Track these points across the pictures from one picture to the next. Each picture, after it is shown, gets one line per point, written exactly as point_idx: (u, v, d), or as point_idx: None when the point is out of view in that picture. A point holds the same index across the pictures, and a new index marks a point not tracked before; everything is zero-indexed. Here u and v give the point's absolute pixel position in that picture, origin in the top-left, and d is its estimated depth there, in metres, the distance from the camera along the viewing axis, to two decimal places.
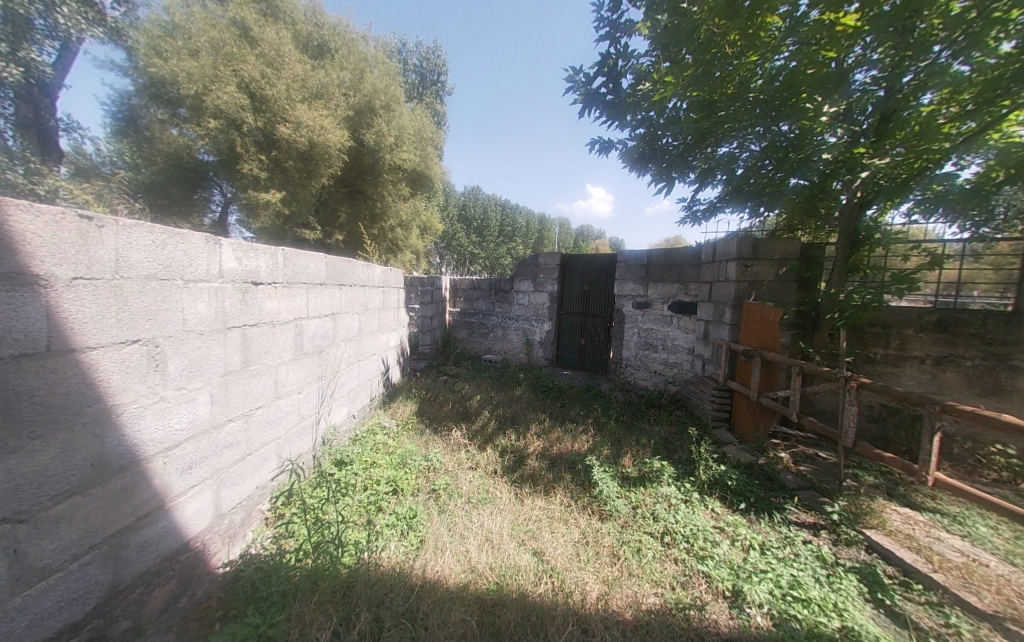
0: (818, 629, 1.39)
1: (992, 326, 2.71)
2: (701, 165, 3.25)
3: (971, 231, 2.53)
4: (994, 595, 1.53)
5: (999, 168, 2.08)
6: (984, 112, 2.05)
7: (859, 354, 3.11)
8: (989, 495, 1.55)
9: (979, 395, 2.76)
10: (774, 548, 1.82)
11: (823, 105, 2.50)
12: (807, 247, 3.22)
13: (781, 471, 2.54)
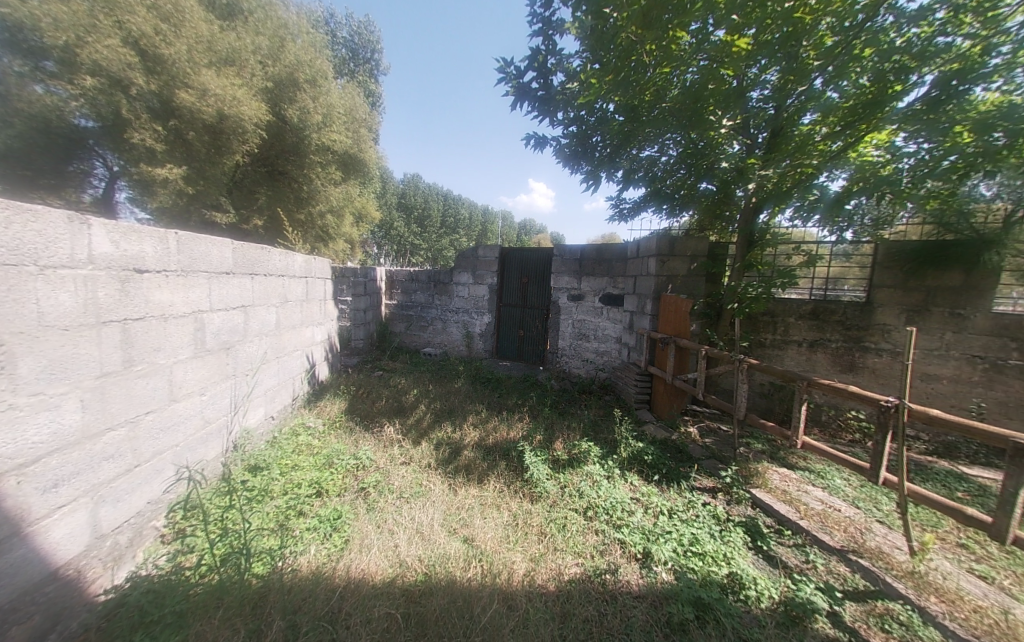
0: (710, 577, 1.59)
1: (851, 314, 3.30)
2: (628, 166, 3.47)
3: (837, 235, 3.04)
4: (841, 532, 1.88)
5: (855, 181, 2.48)
6: (848, 132, 2.45)
7: (754, 339, 3.58)
8: (839, 452, 1.90)
9: (840, 370, 3.36)
10: (680, 511, 2.06)
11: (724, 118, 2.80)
12: (714, 246, 3.62)
13: (689, 444, 2.86)
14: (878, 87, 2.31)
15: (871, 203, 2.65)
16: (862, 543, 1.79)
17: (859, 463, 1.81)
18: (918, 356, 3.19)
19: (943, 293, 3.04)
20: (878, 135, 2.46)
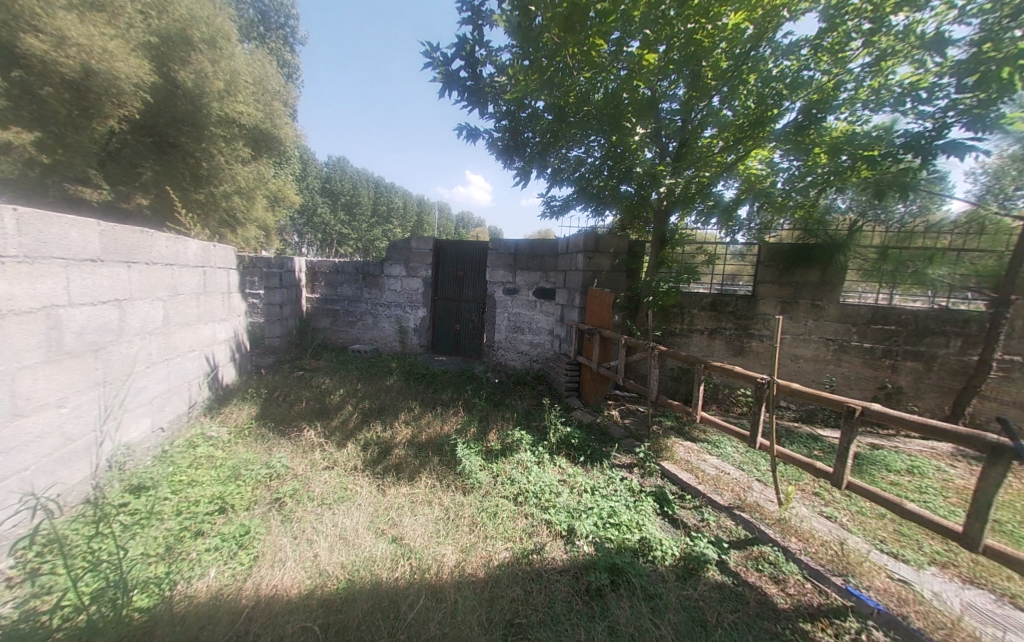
0: (625, 543, 1.76)
1: (742, 305, 3.83)
2: (556, 164, 3.57)
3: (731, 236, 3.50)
4: (729, 493, 2.20)
5: (744, 189, 2.95)
6: (740, 147, 2.81)
7: (667, 329, 3.98)
8: (726, 423, 2.23)
9: (734, 355, 3.89)
10: (601, 488, 2.23)
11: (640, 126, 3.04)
12: (634, 244, 3.93)
13: (611, 427, 3.09)
14: (761, 108, 2.68)
15: (759, 208, 3.02)
16: (745, 500, 2.11)
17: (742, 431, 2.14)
18: (790, 341, 3.81)
19: (807, 288, 3.66)
20: (762, 151, 2.82)
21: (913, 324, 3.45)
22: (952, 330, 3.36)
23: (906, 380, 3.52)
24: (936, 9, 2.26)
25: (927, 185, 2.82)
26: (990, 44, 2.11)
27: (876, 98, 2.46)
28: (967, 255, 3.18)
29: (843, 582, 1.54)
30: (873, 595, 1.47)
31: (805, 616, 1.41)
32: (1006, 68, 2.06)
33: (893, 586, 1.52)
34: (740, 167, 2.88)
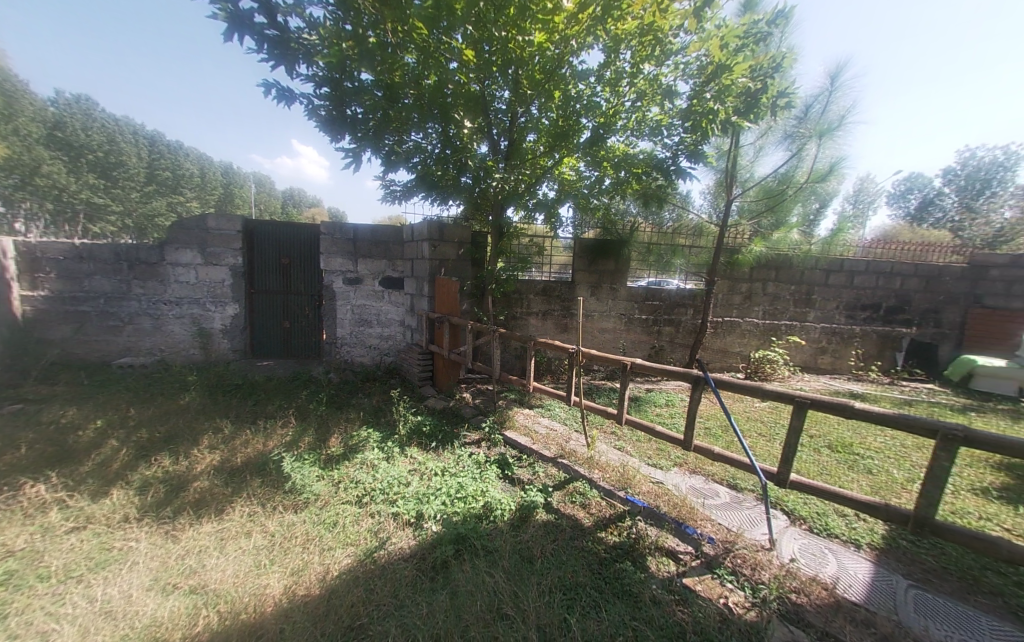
0: (470, 512, 1.89)
1: (565, 290, 4.53)
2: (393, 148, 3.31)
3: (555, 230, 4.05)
4: (555, 446, 2.62)
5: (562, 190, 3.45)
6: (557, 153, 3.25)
7: (509, 313, 4.37)
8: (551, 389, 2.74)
9: (561, 332, 4.60)
10: (450, 468, 2.33)
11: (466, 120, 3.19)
12: (476, 234, 4.12)
13: (461, 408, 3.25)
14: (566, 119, 3.15)
15: (575, 205, 3.64)
16: (566, 449, 2.56)
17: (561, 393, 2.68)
18: (597, 317, 4.68)
19: (607, 275, 4.60)
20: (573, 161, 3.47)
21: (668, 300, 4.79)
22: (688, 303, 4.82)
23: (666, 341, 4.86)
24: (671, 68, 3.00)
25: (677, 200, 4.26)
26: (696, 101, 2.97)
27: (638, 128, 3.29)
28: (694, 250, 4.59)
29: (625, 494, 2.06)
30: (641, 497, 2.02)
31: (602, 526, 1.82)
32: (704, 118, 2.89)
33: (653, 487, 2.12)
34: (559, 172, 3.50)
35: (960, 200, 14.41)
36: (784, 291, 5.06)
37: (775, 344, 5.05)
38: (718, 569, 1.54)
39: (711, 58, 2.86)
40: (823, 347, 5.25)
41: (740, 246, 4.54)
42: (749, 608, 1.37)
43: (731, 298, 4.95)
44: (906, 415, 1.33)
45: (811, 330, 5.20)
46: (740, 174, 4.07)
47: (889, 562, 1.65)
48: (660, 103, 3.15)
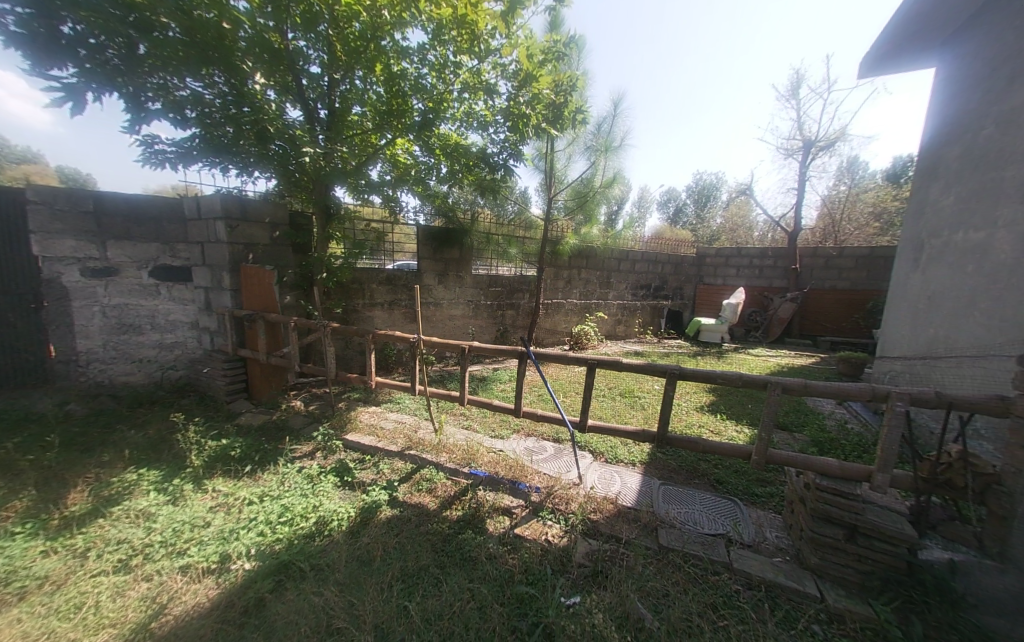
0: (297, 534, 1.66)
1: (411, 278, 4.39)
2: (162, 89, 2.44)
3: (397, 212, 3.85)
4: (402, 438, 2.56)
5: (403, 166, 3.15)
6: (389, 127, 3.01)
7: (347, 305, 3.94)
8: (392, 381, 2.75)
9: (407, 322, 4.45)
10: (272, 490, 1.98)
11: (258, 71, 2.61)
12: (295, 214, 3.49)
13: (289, 418, 2.81)
14: (395, 97, 2.97)
15: (412, 191, 3.52)
16: (413, 439, 2.53)
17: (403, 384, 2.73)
18: (445, 305, 4.71)
19: (452, 263, 4.67)
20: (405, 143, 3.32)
21: (507, 286, 5.22)
22: (524, 288, 5.38)
23: (509, 323, 5.32)
24: (492, 66, 3.18)
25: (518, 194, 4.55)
26: (513, 104, 3.29)
27: (467, 120, 3.39)
28: (526, 240, 5.12)
29: (468, 470, 2.19)
30: (483, 469, 2.19)
31: (446, 505, 1.89)
32: (520, 120, 3.28)
33: (495, 457, 2.30)
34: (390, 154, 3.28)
35: (695, 209, 20.54)
36: (593, 275, 6.21)
37: (590, 320, 6.17)
38: (542, 513, 1.83)
39: (521, 65, 3.16)
40: (621, 319, 6.72)
41: (559, 238, 5.30)
42: (561, 535, 1.69)
43: (556, 282, 5.75)
44: (643, 364, 1.98)
45: (612, 306, 6.58)
46: (557, 175, 4.70)
47: (652, 470, 2.27)
48: (485, 98, 3.31)
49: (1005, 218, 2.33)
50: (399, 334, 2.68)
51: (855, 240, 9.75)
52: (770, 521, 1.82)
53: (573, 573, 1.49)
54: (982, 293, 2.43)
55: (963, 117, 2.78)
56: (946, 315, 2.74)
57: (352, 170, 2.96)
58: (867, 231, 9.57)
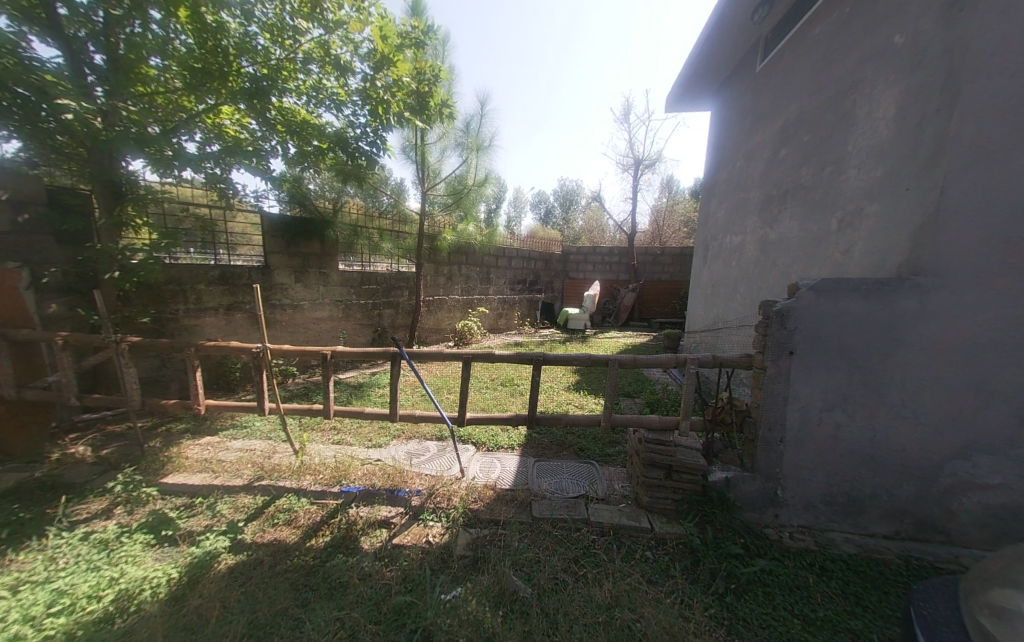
0: (82, 621, 1.24)
1: (256, 277, 3.70)
2: None
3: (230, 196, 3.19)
4: (250, 468, 2.16)
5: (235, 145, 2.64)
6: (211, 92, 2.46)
7: (157, 313, 3.09)
8: (231, 403, 2.29)
9: (256, 329, 3.74)
10: (36, 573, 1.43)
11: None
12: (55, 189, 2.51)
13: (66, 471, 2.06)
14: (212, 53, 2.42)
15: (247, 170, 2.96)
16: (264, 467, 2.15)
17: (246, 404, 2.30)
18: (307, 307, 4.13)
19: (312, 258, 4.11)
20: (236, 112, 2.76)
21: (383, 284, 4.87)
22: (402, 285, 5.10)
23: (387, 323, 4.97)
24: (343, 41, 2.89)
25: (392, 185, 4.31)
26: (369, 86, 3.06)
27: (316, 95, 3.01)
28: (401, 235, 4.85)
29: (339, 488, 1.98)
30: (356, 484, 2.01)
31: (310, 534, 1.67)
32: (379, 105, 3.10)
33: (371, 468, 2.14)
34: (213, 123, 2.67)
35: (561, 211, 22.80)
36: (473, 271, 6.31)
37: (472, 315, 6.27)
38: (423, 515, 1.78)
39: (377, 45, 2.95)
40: (501, 313, 7.03)
41: (437, 233, 5.16)
42: (442, 533, 1.69)
43: (436, 279, 5.64)
44: (507, 355, 2.12)
45: (493, 301, 6.82)
46: (430, 169, 4.60)
47: (529, 450, 2.45)
48: (336, 74, 2.99)
49: (750, 226, 3.25)
50: (233, 345, 2.23)
51: (675, 241, 12.33)
52: (619, 475, 2.17)
53: (454, 567, 1.51)
54: (740, 281, 3.34)
55: (730, 149, 3.72)
56: (723, 297, 3.69)
57: (151, 138, 2.31)
58: (681, 234, 12.20)
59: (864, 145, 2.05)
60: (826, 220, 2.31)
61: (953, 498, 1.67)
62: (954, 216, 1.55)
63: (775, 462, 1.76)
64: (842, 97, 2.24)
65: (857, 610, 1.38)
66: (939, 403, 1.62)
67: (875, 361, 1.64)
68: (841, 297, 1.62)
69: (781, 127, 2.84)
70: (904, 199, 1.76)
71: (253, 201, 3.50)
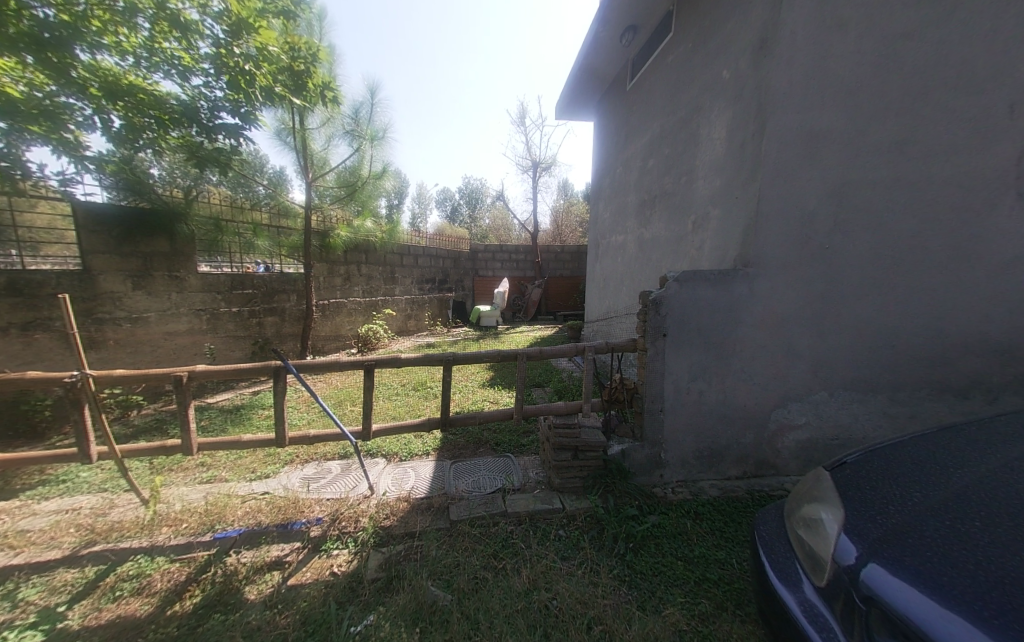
0: None
1: (68, 285, 2.85)
2: None
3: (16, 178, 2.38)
4: (72, 534, 1.66)
5: None
6: None
7: None
8: (34, 453, 1.72)
9: (74, 352, 2.88)
10: None
11: None
12: None
13: None
14: None
15: (44, 145, 2.29)
16: (96, 529, 1.68)
17: (60, 453, 1.75)
18: (155, 319, 3.33)
19: (157, 259, 3.32)
20: (18, 65, 2.07)
21: (263, 287, 4.21)
22: (289, 288, 4.48)
23: (271, 332, 4.31)
24: None
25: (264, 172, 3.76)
26: (224, 51, 2.61)
27: (148, 57, 2.47)
28: (281, 231, 4.26)
29: (212, 536, 1.65)
30: (235, 526, 1.70)
31: (171, 600, 1.36)
32: (240, 76, 2.67)
33: (254, 505, 1.83)
34: None
35: (465, 209, 22.76)
36: (374, 271, 5.87)
37: (377, 318, 5.84)
38: (325, 545, 1.60)
39: (229, 6, 2.54)
40: (409, 314, 6.71)
41: (329, 230, 4.66)
42: (350, 560, 1.54)
43: (331, 280, 5.09)
44: (412, 358, 2.01)
45: (400, 302, 6.46)
46: (314, 158, 4.11)
47: (443, 453, 2.38)
48: (178, 35, 2.49)
49: (629, 227, 3.68)
50: (29, 378, 1.67)
51: (572, 239, 13.37)
52: (532, 463, 2.26)
53: (365, 594, 1.39)
54: (625, 275, 3.76)
55: (610, 157, 4.17)
56: (612, 290, 4.11)
57: None
58: (577, 233, 13.27)
59: (707, 161, 2.48)
60: (684, 222, 2.73)
61: (778, 439, 2.15)
62: (767, 219, 1.97)
63: (658, 429, 2.03)
64: (690, 119, 2.67)
65: (721, 541, 1.68)
66: (765, 367, 2.06)
67: (723, 337, 2.00)
68: (698, 286, 1.94)
69: (648, 140, 3.27)
70: (735, 205, 2.17)
71: (57, 185, 2.66)
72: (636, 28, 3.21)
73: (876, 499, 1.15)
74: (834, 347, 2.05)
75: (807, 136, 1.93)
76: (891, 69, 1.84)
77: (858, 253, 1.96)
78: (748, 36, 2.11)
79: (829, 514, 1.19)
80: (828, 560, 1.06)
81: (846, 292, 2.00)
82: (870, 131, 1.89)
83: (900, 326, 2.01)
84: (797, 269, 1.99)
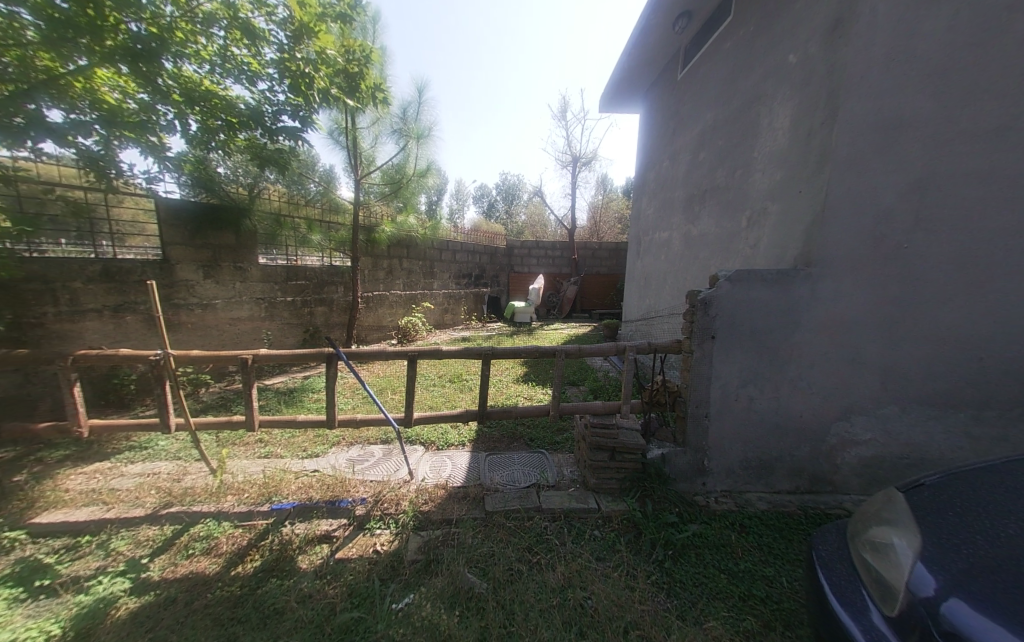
0: None
1: (151, 273, 3.19)
2: None
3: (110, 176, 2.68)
4: (153, 495, 1.86)
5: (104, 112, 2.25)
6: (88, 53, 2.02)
7: (12, 319, 2.53)
8: (124, 421, 1.95)
9: (154, 334, 3.22)
10: None
11: None
12: None
13: None
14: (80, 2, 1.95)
15: (135, 147, 2.56)
16: (173, 492, 1.88)
17: (144, 422, 1.96)
18: (221, 306, 3.64)
19: (224, 251, 3.62)
20: (115, 75, 2.32)
21: (314, 278, 4.47)
22: (337, 280, 4.73)
23: (321, 321, 4.58)
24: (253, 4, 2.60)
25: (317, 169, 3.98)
26: (288, 56, 2.77)
27: (222, 64, 2.68)
28: (331, 226, 4.49)
29: (269, 506, 1.80)
30: (289, 499, 1.83)
31: (235, 561, 1.49)
32: (301, 79, 2.83)
33: (305, 481, 1.97)
34: (83, 87, 2.19)
35: (502, 205, 22.84)
36: (415, 265, 6.06)
37: (416, 310, 6.03)
38: (368, 524, 1.69)
39: (293, 13, 2.68)
40: (446, 307, 6.87)
41: (374, 225, 4.86)
42: (391, 541, 1.61)
43: (375, 273, 5.32)
44: (452, 350, 2.05)
45: (438, 296, 6.63)
46: (363, 156, 4.29)
47: (479, 445, 2.43)
48: (248, 42, 2.68)
49: (676, 222, 3.52)
50: (122, 354, 1.88)
51: (611, 235, 13.02)
52: (567, 461, 2.25)
53: (405, 574, 1.45)
54: (669, 273, 3.61)
55: (657, 150, 4.01)
56: (654, 288, 3.97)
57: None
58: (616, 229, 12.91)
59: (767, 152, 2.31)
60: (738, 218, 2.57)
61: (837, 453, 1.99)
62: (835, 215, 1.81)
63: (702, 435, 1.94)
64: (748, 107, 2.50)
65: (769, 558, 1.58)
66: (825, 375, 1.91)
67: (778, 341, 1.88)
68: (753, 286, 1.83)
69: (700, 132, 3.11)
70: (798, 200, 2.01)
71: (143, 182, 2.97)
72: (691, 14, 3.04)
73: (959, 527, 1.04)
74: (909, 357, 1.86)
75: (887, 124, 1.75)
76: (998, 42, 1.59)
77: (944, 253, 1.76)
78: (821, 15, 1.93)
79: (901, 540, 1.08)
80: (899, 589, 0.97)
81: (927, 298, 1.80)
82: (966, 116, 1.67)
83: (993, 337, 1.77)
84: (868, 270, 1.82)
